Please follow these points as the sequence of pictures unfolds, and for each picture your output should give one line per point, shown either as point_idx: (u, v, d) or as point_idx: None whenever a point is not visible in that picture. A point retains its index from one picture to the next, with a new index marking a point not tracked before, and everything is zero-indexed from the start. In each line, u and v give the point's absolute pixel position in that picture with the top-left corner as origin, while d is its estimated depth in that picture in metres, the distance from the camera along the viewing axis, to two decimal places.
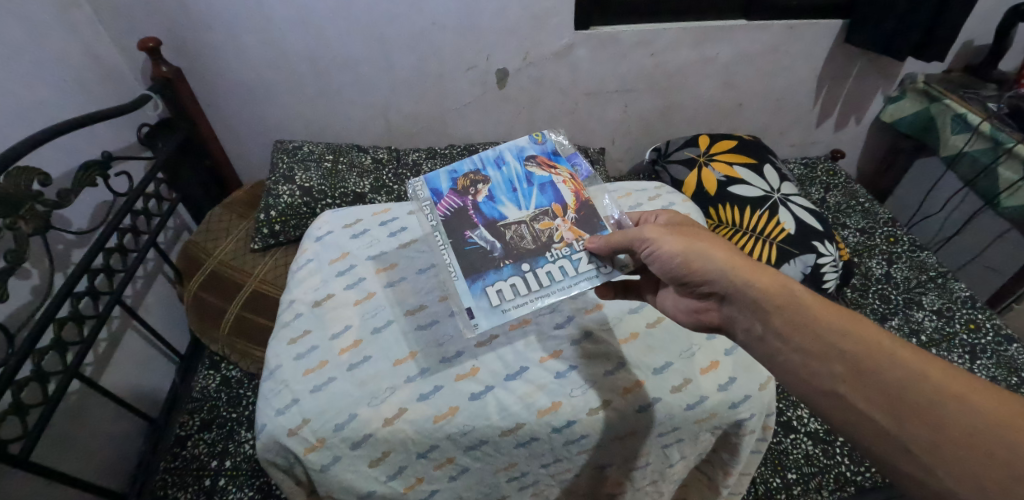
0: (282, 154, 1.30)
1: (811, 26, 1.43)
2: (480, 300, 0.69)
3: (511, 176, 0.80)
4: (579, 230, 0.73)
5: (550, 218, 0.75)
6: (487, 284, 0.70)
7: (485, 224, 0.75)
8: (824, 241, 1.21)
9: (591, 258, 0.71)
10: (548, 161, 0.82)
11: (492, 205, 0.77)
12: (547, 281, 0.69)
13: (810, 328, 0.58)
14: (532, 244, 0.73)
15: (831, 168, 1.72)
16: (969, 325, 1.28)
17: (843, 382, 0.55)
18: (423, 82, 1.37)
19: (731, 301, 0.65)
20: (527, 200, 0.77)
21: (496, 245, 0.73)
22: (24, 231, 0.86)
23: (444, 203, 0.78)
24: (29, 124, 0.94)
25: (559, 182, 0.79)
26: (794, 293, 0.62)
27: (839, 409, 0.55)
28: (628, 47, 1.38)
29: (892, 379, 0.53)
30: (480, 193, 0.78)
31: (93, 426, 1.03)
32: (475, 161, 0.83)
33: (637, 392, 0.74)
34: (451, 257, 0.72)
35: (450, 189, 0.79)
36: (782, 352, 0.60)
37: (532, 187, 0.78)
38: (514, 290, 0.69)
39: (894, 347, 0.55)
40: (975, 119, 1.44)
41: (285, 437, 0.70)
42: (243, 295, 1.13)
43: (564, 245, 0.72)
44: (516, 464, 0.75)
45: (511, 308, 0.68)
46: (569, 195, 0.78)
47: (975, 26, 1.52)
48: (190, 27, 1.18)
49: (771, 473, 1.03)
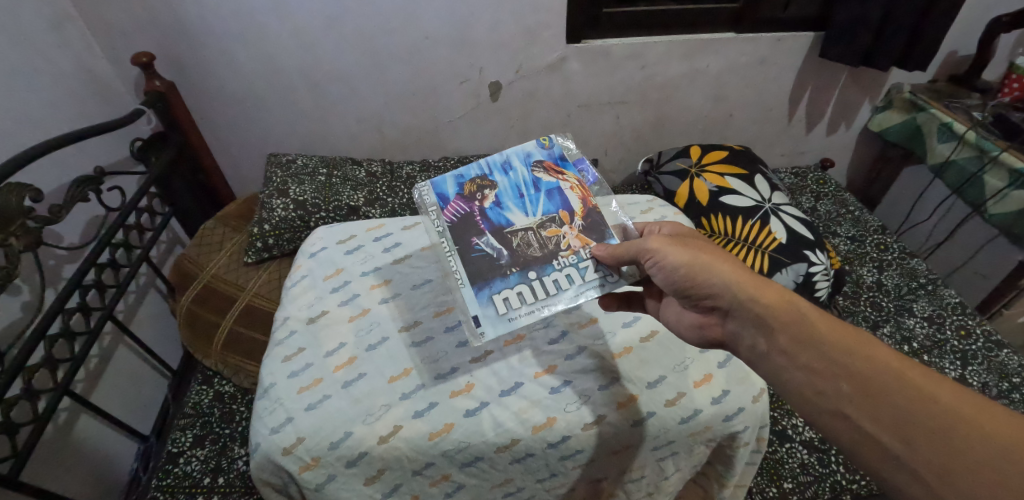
0: (275, 168, 1.30)
1: (798, 38, 1.45)
2: (487, 308, 0.69)
3: (518, 181, 0.80)
4: (586, 237, 0.74)
5: (558, 225, 0.75)
6: (493, 292, 0.70)
7: (492, 231, 0.75)
8: (816, 250, 1.23)
9: (597, 266, 0.72)
10: (556, 168, 0.81)
11: (499, 211, 0.77)
12: (554, 290, 0.70)
13: (815, 344, 0.59)
14: (538, 251, 0.73)
15: (821, 177, 1.74)
16: (959, 331, 1.30)
17: (850, 402, 0.55)
18: (417, 95, 1.38)
19: (735, 316, 0.66)
20: (533, 207, 0.77)
21: (504, 253, 0.73)
22: (15, 248, 0.85)
23: (451, 208, 0.78)
24: (21, 140, 0.94)
25: (566, 188, 0.79)
26: (801, 310, 0.62)
27: (846, 428, 0.55)
28: (619, 59, 1.40)
29: (899, 401, 0.53)
30: (487, 198, 0.78)
31: (83, 444, 1.02)
32: (482, 165, 0.82)
33: (632, 406, 0.74)
34: (458, 263, 0.73)
35: (456, 193, 0.79)
36: (786, 369, 0.60)
37: (540, 192, 0.78)
38: (520, 297, 0.70)
39: (903, 368, 0.55)
40: (961, 127, 1.47)
41: (280, 456, 0.70)
42: (236, 309, 1.13)
43: (571, 253, 0.73)
44: (512, 480, 0.74)
45: (518, 317, 0.69)
46: (577, 202, 0.78)
47: (958, 37, 1.55)
48: (185, 42, 1.19)
49: (767, 483, 1.04)
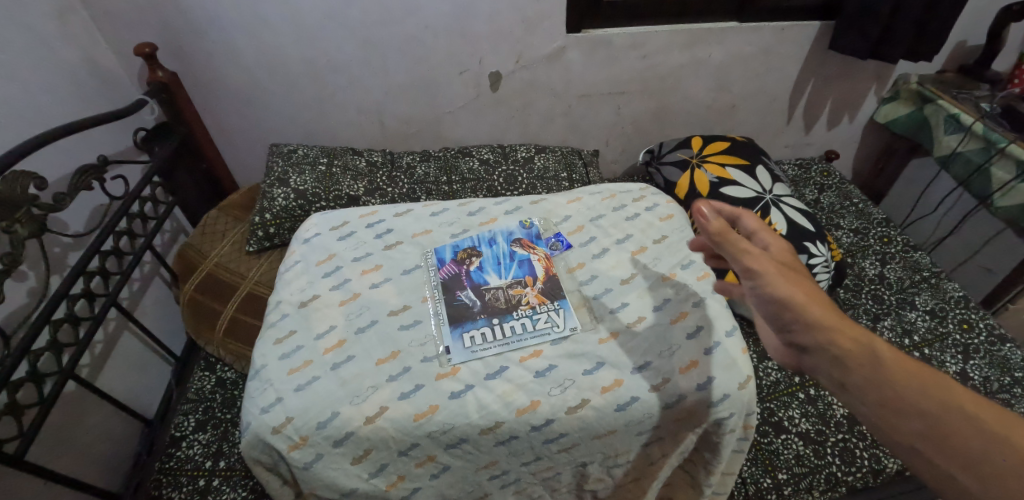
0: (277, 158, 1.31)
1: (803, 27, 1.43)
2: (456, 342, 0.79)
3: (499, 252, 0.92)
4: (544, 297, 0.85)
5: (522, 286, 0.87)
6: (463, 331, 0.80)
7: (472, 287, 0.87)
8: (816, 241, 1.22)
9: (551, 318, 0.82)
10: (529, 244, 0.94)
11: (480, 273, 0.90)
12: (512, 333, 0.80)
13: (890, 387, 0.53)
14: (504, 304, 0.84)
15: (825, 168, 1.72)
16: (962, 324, 1.28)
17: (926, 444, 0.51)
18: (418, 85, 1.38)
19: (812, 353, 0.59)
20: (507, 271, 0.89)
21: (477, 303, 0.84)
22: (20, 235, 0.86)
23: (445, 269, 0.90)
24: (25, 130, 0.95)
25: (535, 259, 0.91)
26: (874, 347, 0.56)
27: (919, 464, 0.51)
28: (620, 49, 1.39)
29: (973, 445, 0.49)
30: (473, 263, 0.91)
31: (90, 428, 1.05)
32: (473, 237, 0.96)
33: (617, 391, 0.74)
34: (438, 305, 0.84)
35: (451, 258, 0.92)
36: (859, 406, 0.55)
37: (514, 261, 0.91)
38: (484, 337, 0.80)
39: (980, 411, 0.50)
40: (968, 119, 1.45)
41: (269, 435, 0.71)
42: (238, 296, 1.15)
43: (529, 307, 0.84)
44: (497, 464, 0.76)
45: (480, 351, 0.78)
46: (541, 270, 0.90)
47: (968, 26, 1.52)
48: (186, 31, 1.20)
49: (762, 473, 1.04)
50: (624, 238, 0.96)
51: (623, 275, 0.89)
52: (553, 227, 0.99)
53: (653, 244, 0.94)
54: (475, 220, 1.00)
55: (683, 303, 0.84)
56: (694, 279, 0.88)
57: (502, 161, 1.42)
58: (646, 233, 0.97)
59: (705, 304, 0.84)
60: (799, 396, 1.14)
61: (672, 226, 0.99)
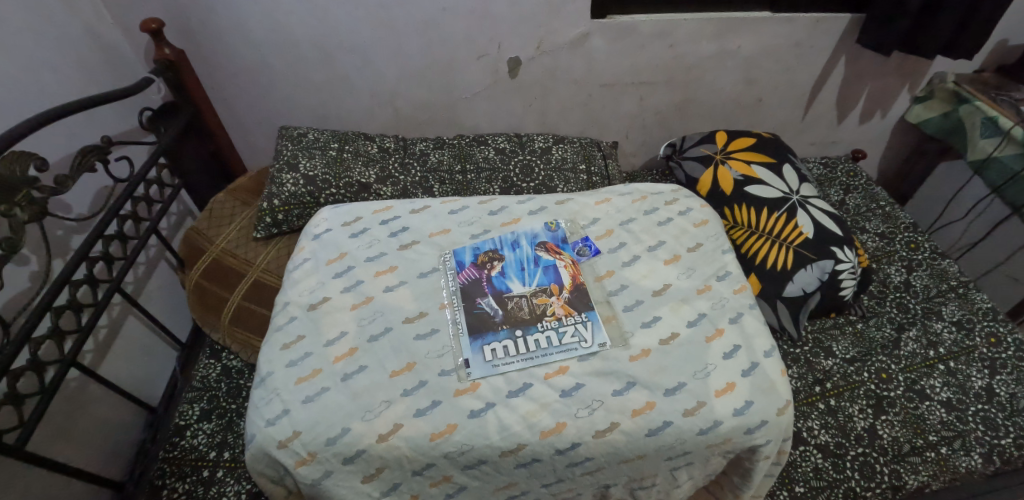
0: (287, 141, 1.26)
1: (839, 20, 1.36)
2: (477, 354, 0.75)
3: (522, 257, 0.88)
4: (570, 308, 0.81)
5: (547, 295, 0.83)
6: (484, 343, 0.77)
7: (493, 294, 0.83)
8: (844, 247, 1.17)
9: (575, 332, 0.78)
10: (555, 248, 0.90)
11: (502, 279, 0.85)
12: (536, 347, 0.76)
13: None
14: (527, 314, 0.80)
15: (853, 168, 1.66)
16: (989, 338, 1.23)
17: None
18: (433, 67, 1.32)
19: None
20: (531, 278, 0.85)
21: (498, 312, 0.80)
22: (20, 218, 0.82)
23: (464, 273, 0.86)
24: (25, 107, 0.92)
25: (561, 266, 0.87)
26: None
27: None
28: (645, 37, 1.33)
29: None
30: (495, 268, 0.87)
31: (94, 416, 1.03)
32: (496, 240, 0.91)
33: (648, 414, 0.71)
34: (459, 315, 0.80)
35: (471, 262, 0.88)
36: None
37: (538, 267, 0.87)
38: (507, 350, 0.76)
39: None
40: (1006, 123, 1.37)
41: (276, 450, 0.68)
42: (245, 284, 1.11)
43: (554, 319, 0.80)
44: (516, 484, 0.72)
45: (502, 365, 0.74)
46: (567, 277, 0.85)
47: (1012, 23, 1.43)
48: (193, 7, 1.14)
49: (779, 486, 1.00)
50: (655, 245, 0.91)
51: (653, 286, 0.85)
52: (580, 230, 0.94)
53: (686, 253, 0.90)
54: (497, 219, 0.96)
55: (719, 320, 0.80)
56: (730, 293, 0.85)
57: (519, 151, 1.36)
58: (678, 240, 0.93)
59: (741, 321, 0.81)
60: (819, 407, 1.10)
61: (707, 233, 0.94)
